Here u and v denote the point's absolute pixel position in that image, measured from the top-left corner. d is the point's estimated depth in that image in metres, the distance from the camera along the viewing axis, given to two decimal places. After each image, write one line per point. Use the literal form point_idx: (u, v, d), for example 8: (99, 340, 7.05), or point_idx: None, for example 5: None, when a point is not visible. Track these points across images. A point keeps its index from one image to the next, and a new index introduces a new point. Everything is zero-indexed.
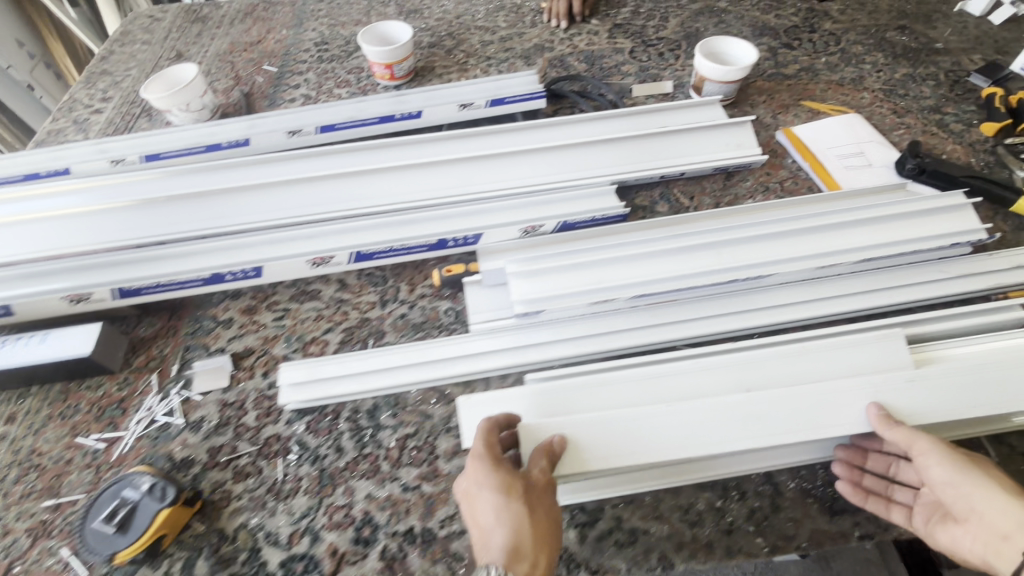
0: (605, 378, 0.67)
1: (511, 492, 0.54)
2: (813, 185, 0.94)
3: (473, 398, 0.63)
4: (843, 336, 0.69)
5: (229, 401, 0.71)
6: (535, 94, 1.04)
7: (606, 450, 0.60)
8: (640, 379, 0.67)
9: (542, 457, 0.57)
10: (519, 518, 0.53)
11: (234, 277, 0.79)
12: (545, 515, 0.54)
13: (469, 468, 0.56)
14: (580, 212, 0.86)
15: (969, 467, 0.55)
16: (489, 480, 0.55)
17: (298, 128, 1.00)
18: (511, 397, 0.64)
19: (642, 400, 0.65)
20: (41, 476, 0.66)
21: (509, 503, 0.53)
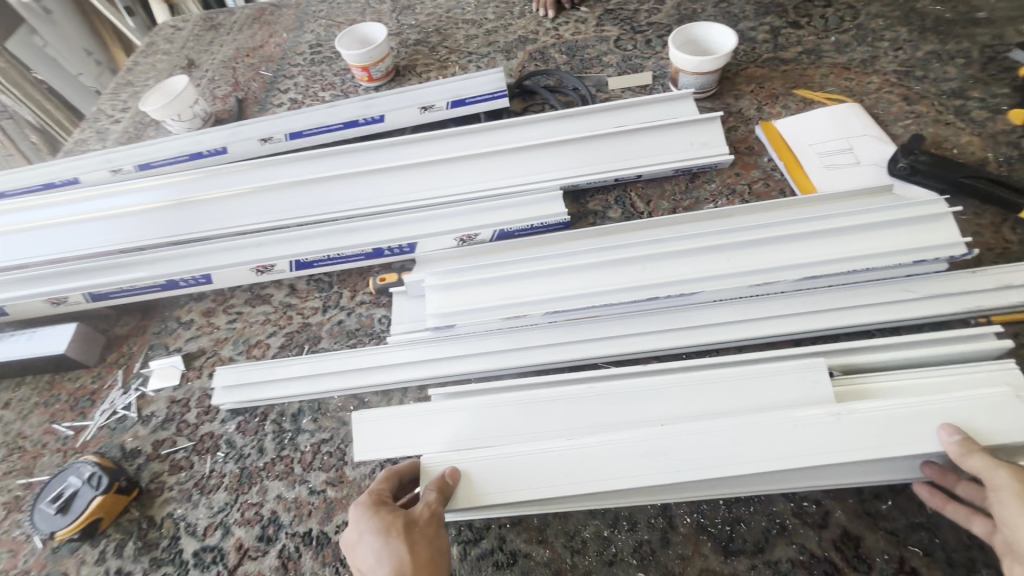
0: (503, 398, 0.64)
1: (392, 532, 0.53)
2: (786, 187, 0.86)
3: (366, 412, 0.65)
4: (769, 362, 0.64)
5: (176, 398, 0.78)
6: (498, 93, 1.01)
7: (485, 480, 0.58)
8: (539, 401, 0.64)
9: (429, 491, 0.56)
10: (398, 557, 0.51)
11: (188, 283, 0.86)
12: (427, 550, 0.52)
13: (352, 518, 0.55)
14: (519, 220, 0.84)
15: None
16: (369, 523, 0.54)
17: (269, 136, 1.04)
18: (406, 414, 0.65)
19: (539, 424, 0.63)
20: (22, 456, 0.76)
21: (387, 543, 0.52)
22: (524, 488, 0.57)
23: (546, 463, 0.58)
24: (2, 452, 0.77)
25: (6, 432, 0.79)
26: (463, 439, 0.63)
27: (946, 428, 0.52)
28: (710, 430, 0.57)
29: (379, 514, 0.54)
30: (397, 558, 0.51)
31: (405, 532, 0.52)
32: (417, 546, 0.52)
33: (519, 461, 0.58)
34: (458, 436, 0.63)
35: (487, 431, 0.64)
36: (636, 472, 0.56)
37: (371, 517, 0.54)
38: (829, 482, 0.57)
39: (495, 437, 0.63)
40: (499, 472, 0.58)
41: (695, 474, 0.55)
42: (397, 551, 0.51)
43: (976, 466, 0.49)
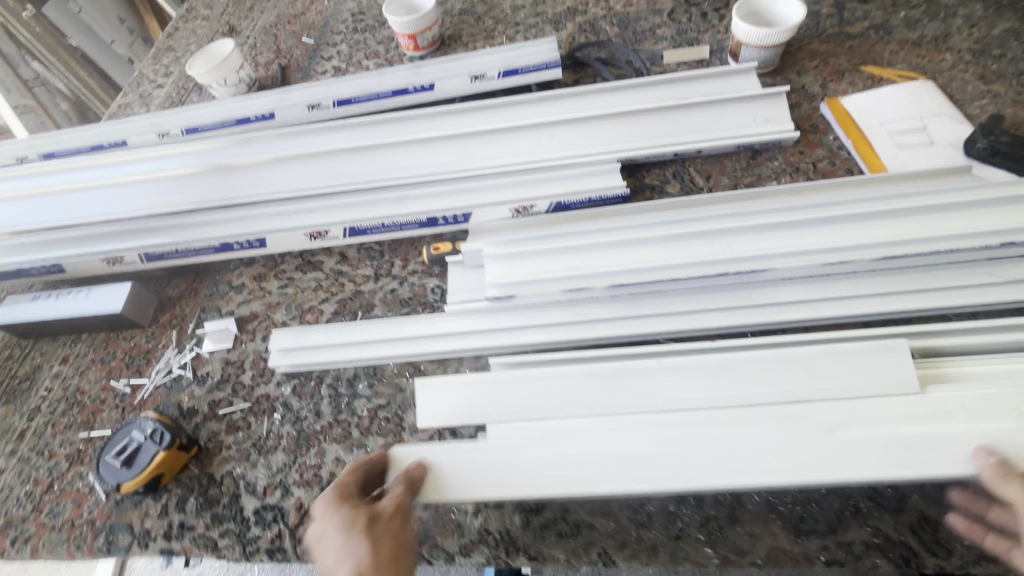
0: (567, 369, 0.63)
1: (353, 528, 0.53)
2: (854, 166, 0.83)
3: (429, 380, 0.65)
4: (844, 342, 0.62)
5: (231, 359, 0.78)
6: (551, 64, 0.99)
7: (550, 452, 0.58)
8: (604, 373, 0.63)
9: (395, 485, 0.57)
10: (359, 555, 0.52)
11: (242, 247, 0.85)
12: (390, 546, 0.53)
13: (317, 512, 0.56)
14: (578, 192, 0.82)
15: None
16: (332, 518, 0.55)
17: (317, 103, 1.03)
18: (468, 381, 0.65)
19: (606, 397, 0.62)
20: (81, 411, 0.77)
21: (349, 540, 0.52)
22: (593, 457, 0.57)
23: (615, 431, 0.58)
24: (61, 406, 0.78)
25: (64, 386, 0.80)
26: (527, 409, 0.62)
27: (982, 451, 0.50)
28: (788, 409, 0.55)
29: (346, 509, 0.55)
30: (357, 555, 0.51)
31: (367, 531, 0.53)
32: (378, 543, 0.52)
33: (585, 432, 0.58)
34: (521, 405, 0.63)
35: (550, 402, 0.62)
36: (709, 444, 0.56)
37: (336, 512, 0.55)
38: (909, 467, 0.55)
39: (560, 406, 0.62)
40: (566, 443, 0.58)
41: (772, 454, 0.54)
42: (356, 548, 0.52)
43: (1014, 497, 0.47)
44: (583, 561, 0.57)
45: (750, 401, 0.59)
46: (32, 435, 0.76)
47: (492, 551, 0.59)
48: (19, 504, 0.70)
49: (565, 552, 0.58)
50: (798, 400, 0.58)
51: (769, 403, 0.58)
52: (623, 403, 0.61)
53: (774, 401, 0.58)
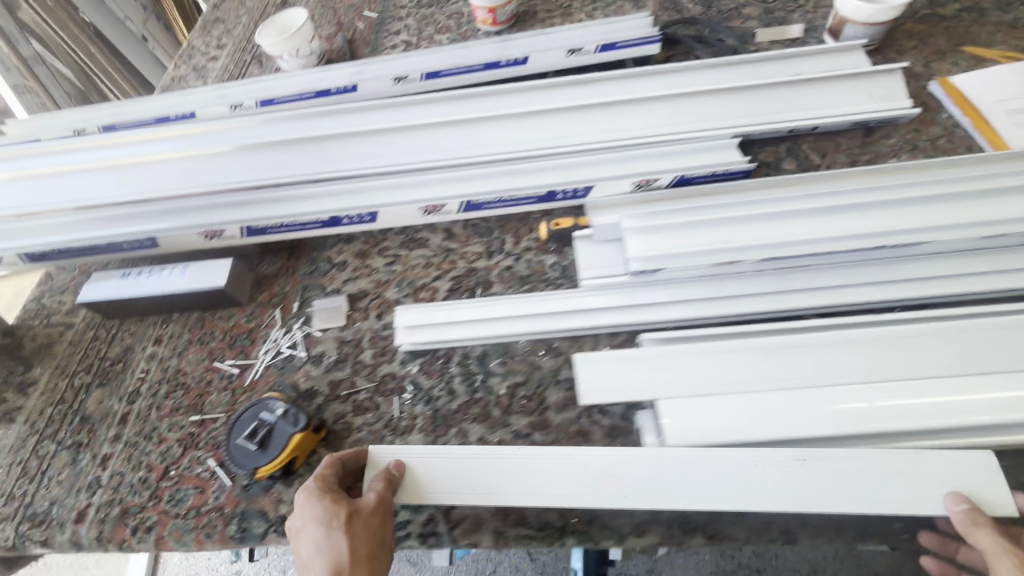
0: (738, 343, 0.63)
1: (331, 523, 0.54)
2: (973, 144, 0.83)
3: (592, 356, 0.64)
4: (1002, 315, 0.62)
5: (347, 338, 0.75)
6: (650, 38, 0.96)
7: (735, 421, 0.58)
8: (779, 345, 0.62)
9: (375, 481, 0.56)
10: (339, 550, 0.53)
11: (352, 221, 0.82)
12: (367, 544, 0.54)
13: (299, 504, 0.56)
14: (702, 165, 0.80)
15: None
16: (312, 509, 0.55)
17: (404, 75, 0.99)
18: (628, 358, 0.64)
19: (781, 372, 0.61)
20: (186, 394, 0.72)
21: (328, 535, 0.53)
22: (780, 428, 0.57)
23: (798, 402, 0.59)
24: (163, 388, 0.73)
25: (163, 368, 0.75)
26: (695, 384, 0.61)
27: (952, 498, 0.51)
28: None
29: (329, 503, 0.55)
30: (335, 552, 0.53)
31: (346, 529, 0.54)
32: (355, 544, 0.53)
33: (769, 404, 0.59)
34: (687, 378, 0.62)
35: (717, 374, 0.62)
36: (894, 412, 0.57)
37: (317, 504, 0.55)
38: None
39: (734, 378, 0.61)
40: (739, 416, 0.58)
41: None
42: (334, 544, 0.53)
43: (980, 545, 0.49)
44: (765, 538, 0.56)
45: (931, 373, 0.59)
46: (136, 419, 0.71)
47: (668, 530, 0.57)
48: (134, 491, 0.65)
49: (744, 528, 0.57)
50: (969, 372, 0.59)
51: (942, 375, 0.58)
52: (791, 378, 0.61)
53: (947, 374, 0.59)
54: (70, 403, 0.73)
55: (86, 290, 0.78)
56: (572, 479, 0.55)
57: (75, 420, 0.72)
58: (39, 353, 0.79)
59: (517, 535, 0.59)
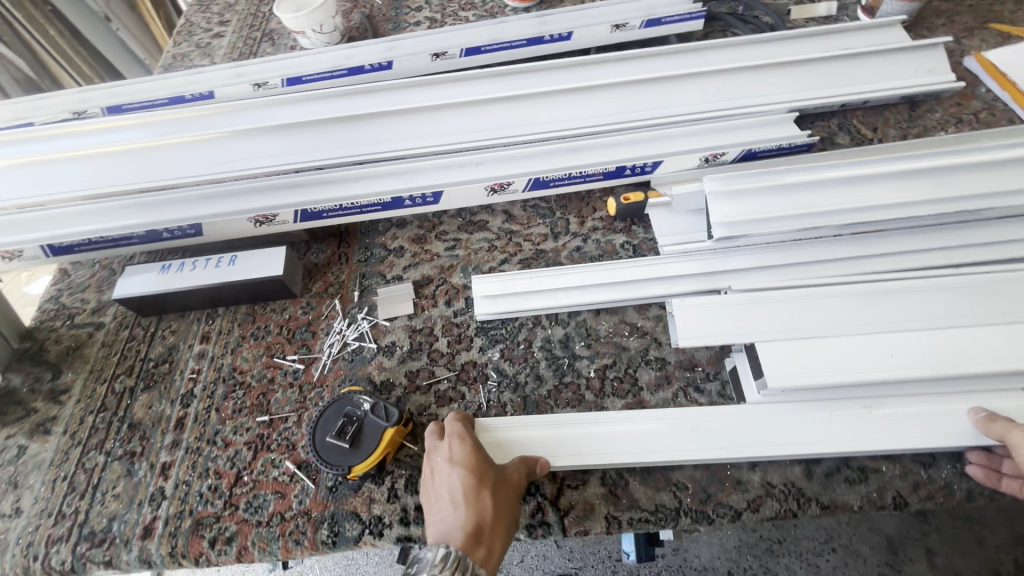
0: (832, 290, 0.63)
1: (480, 474, 0.54)
2: (1013, 117, 0.85)
3: (690, 299, 0.63)
4: None
5: (417, 327, 0.71)
6: (694, 14, 0.95)
7: (842, 370, 0.58)
8: (874, 294, 0.63)
9: (521, 460, 0.57)
10: (482, 509, 0.52)
11: (413, 203, 0.78)
12: (506, 512, 0.53)
13: (446, 448, 0.56)
14: (766, 139, 0.80)
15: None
16: (458, 454, 0.55)
17: (443, 51, 0.95)
18: (725, 301, 0.63)
19: (881, 314, 0.62)
20: (248, 393, 0.67)
21: (478, 491, 0.53)
22: (890, 368, 0.58)
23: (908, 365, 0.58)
24: (221, 389, 0.67)
25: (216, 367, 0.69)
26: (796, 328, 0.61)
27: (974, 409, 0.57)
28: None
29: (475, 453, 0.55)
30: (478, 507, 0.52)
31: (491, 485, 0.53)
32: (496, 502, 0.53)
33: (881, 366, 0.58)
34: (788, 324, 0.61)
35: (816, 321, 0.62)
36: (1000, 372, 0.58)
37: (464, 452, 0.55)
38: None
39: (838, 336, 0.60)
40: (847, 365, 0.58)
41: None
42: (480, 496, 0.52)
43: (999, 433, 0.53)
44: (879, 505, 0.56)
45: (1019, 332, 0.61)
46: (194, 423, 0.65)
47: (782, 503, 0.57)
48: (205, 501, 0.60)
49: (857, 496, 0.57)
50: None
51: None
52: (890, 324, 0.61)
53: None
54: (114, 410, 0.67)
55: (121, 284, 0.71)
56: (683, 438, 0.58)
57: (122, 428, 0.65)
58: (67, 357, 0.71)
59: (630, 519, 0.57)
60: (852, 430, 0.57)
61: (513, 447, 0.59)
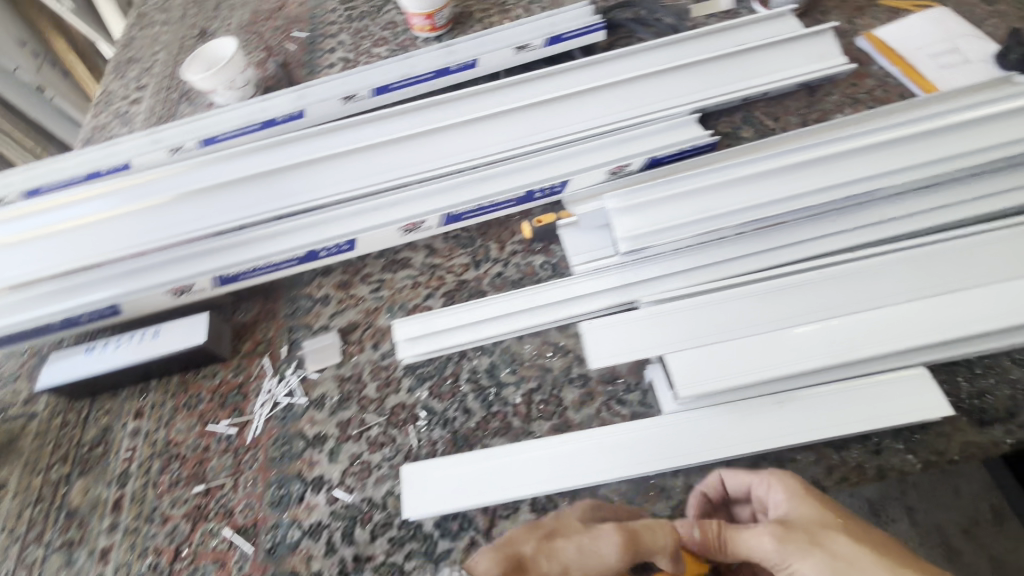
0: (733, 292, 0.65)
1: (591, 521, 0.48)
2: (905, 91, 0.88)
3: (599, 319, 0.64)
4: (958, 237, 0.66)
5: (346, 375, 0.71)
6: (593, 27, 0.98)
7: (744, 369, 0.60)
8: (772, 289, 0.65)
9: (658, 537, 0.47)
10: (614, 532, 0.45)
11: (328, 253, 0.79)
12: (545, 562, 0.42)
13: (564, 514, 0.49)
14: (667, 145, 0.82)
15: (796, 539, 0.49)
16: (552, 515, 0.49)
17: (352, 94, 0.96)
18: (631, 317, 0.64)
19: (780, 309, 0.63)
20: (184, 464, 0.68)
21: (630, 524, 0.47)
22: (790, 363, 0.60)
23: (810, 357, 0.60)
24: (156, 463, 0.68)
25: (151, 442, 0.70)
26: (701, 334, 0.63)
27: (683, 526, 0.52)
28: (927, 300, 0.62)
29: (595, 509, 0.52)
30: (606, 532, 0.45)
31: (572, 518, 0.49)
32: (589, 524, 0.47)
33: (781, 362, 0.60)
34: (693, 331, 0.63)
35: (721, 325, 0.63)
36: (895, 351, 0.60)
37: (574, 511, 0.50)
38: None
39: (740, 336, 0.62)
40: (747, 363, 0.61)
41: (935, 333, 0.60)
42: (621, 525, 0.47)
43: (754, 550, 0.50)
44: None
45: (908, 299, 0.63)
46: (132, 502, 0.66)
47: (706, 505, 0.58)
48: None
49: None
50: (946, 291, 0.63)
51: (917, 299, 0.63)
52: (789, 319, 0.63)
53: (920, 296, 0.63)
54: (50, 500, 0.67)
55: (48, 373, 0.71)
56: (601, 457, 0.60)
57: (59, 517, 0.65)
58: (2, 452, 0.71)
59: None
60: (760, 425, 0.59)
61: (443, 484, 0.61)
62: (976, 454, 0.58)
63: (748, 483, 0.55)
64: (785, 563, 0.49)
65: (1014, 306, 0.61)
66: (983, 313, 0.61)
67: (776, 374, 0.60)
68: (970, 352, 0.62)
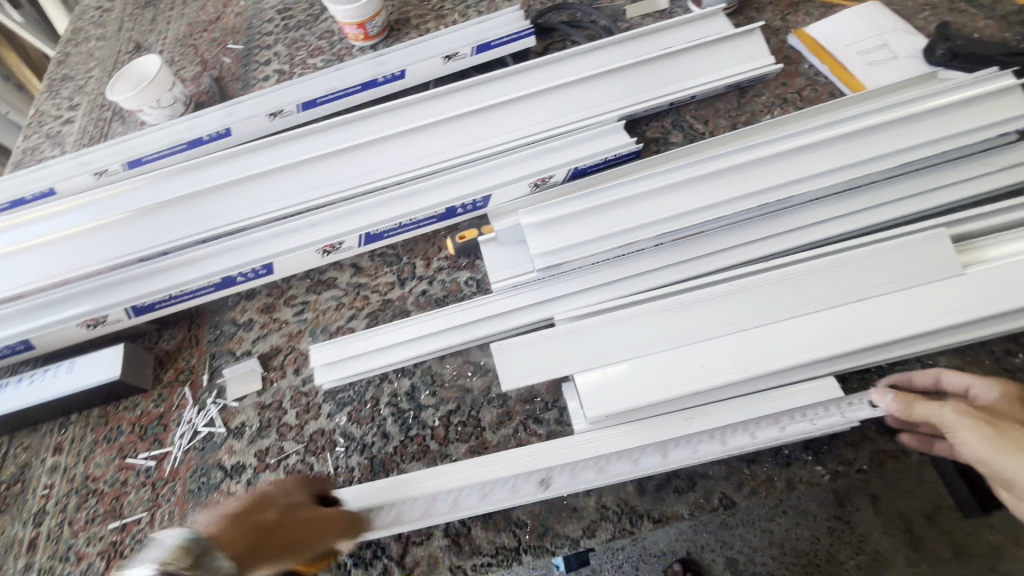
0: (645, 307, 0.64)
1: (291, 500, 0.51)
2: (834, 90, 0.87)
3: (510, 340, 0.64)
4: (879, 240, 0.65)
5: (266, 403, 0.71)
6: (523, 32, 0.96)
7: (650, 385, 0.60)
8: (683, 304, 0.64)
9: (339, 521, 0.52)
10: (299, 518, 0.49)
11: (247, 277, 0.78)
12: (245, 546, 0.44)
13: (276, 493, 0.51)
14: (592, 155, 0.81)
15: (986, 421, 0.53)
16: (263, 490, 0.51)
17: (279, 110, 0.94)
18: (543, 337, 0.64)
19: (691, 324, 0.63)
20: (101, 500, 0.67)
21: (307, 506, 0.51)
22: (698, 379, 0.60)
23: (718, 373, 0.60)
24: (73, 500, 0.67)
25: (69, 478, 0.69)
26: (612, 351, 0.62)
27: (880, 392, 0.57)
28: (838, 309, 0.62)
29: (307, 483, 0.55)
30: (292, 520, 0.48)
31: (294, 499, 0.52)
32: (311, 508, 0.51)
33: (688, 378, 0.60)
34: (603, 349, 0.63)
35: (633, 342, 0.63)
36: (802, 363, 0.60)
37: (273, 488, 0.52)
38: (955, 341, 0.61)
39: (649, 353, 0.62)
40: (654, 381, 0.60)
41: (843, 344, 0.60)
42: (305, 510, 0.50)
43: (948, 421, 0.54)
44: (707, 509, 0.58)
45: (818, 309, 0.62)
46: (47, 541, 0.65)
47: (617, 524, 0.59)
48: None
49: (684, 504, 0.59)
50: (862, 299, 0.62)
51: (829, 308, 0.62)
52: (698, 333, 0.62)
53: (834, 305, 0.62)
54: None
55: None
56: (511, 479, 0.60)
57: None
58: None
59: (474, 565, 0.58)
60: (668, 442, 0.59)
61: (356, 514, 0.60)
62: (882, 463, 0.58)
63: (965, 384, 0.58)
64: (968, 429, 0.53)
65: (923, 313, 0.60)
66: (892, 321, 0.60)
67: (681, 391, 0.59)
68: (878, 360, 0.62)
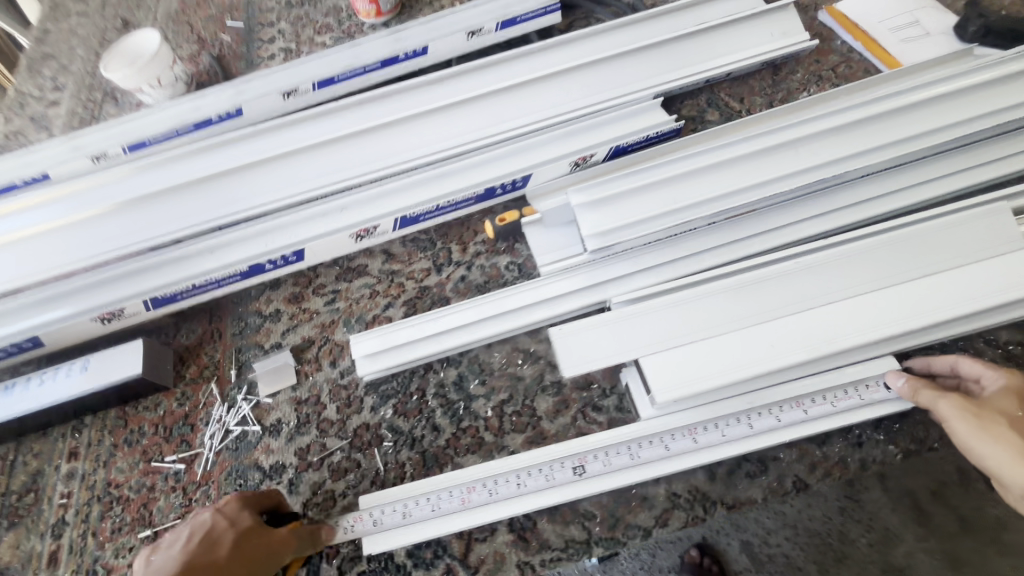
0: (707, 287, 0.62)
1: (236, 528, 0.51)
2: (868, 67, 0.87)
3: (570, 325, 0.60)
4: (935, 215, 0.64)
5: (302, 398, 0.66)
6: (549, 8, 0.93)
7: (719, 369, 0.58)
8: (746, 283, 0.62)
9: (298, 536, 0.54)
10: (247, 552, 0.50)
11: (275, 265, 0.73)
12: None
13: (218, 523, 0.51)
14: (632, 133, 0.79)
15: (976, 416, 0.53)
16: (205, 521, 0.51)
17: (293, 88, 0.89)
18: (604, 321, 0.61)
19: (756, 304, 0.61)
20: (127, 507, 0.62)
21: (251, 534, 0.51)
22: (767, 361, 0.58)
23: (787, 353, 0.58)
24: (95, 509, 0.63)
25: (89, 485, 0.64)
26: (676, 334, 0.60)
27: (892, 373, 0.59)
28: (903, 286, 0.61)
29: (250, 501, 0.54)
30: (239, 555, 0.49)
31: (241, 527, 0.51)
32: (264, 533, 0.52)
33: (757, 360, 0.58)
34: (666, 332, 0.60)
35: (697, 324, 0.61)
36: (871, 341, 0.59)
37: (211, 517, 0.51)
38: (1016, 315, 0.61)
39: (714, 334, 0.60)
40: (722, 364, 0.58)
41: (911, 321, 0.59)
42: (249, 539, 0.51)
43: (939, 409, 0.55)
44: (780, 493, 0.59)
45: (882, 286, 0.61)
46: (70, 554, 0.61)
47: (689, 513, 0.58)
48: None
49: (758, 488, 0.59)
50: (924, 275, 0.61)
51: (894, 284, 0.61)
52: (764, 313, 0.60)
53: (898, 282, 0.61)
54: None
55: None
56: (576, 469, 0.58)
57: None
58: None
59: (542, 560, 0.57)
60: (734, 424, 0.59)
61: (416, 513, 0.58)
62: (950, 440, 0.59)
63: (977, 375, 0.57)
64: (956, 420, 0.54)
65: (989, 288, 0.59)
66: (959, 297, 0.59)
67: (751, 372, 0.58)
68: (941, 336, 0.61)
